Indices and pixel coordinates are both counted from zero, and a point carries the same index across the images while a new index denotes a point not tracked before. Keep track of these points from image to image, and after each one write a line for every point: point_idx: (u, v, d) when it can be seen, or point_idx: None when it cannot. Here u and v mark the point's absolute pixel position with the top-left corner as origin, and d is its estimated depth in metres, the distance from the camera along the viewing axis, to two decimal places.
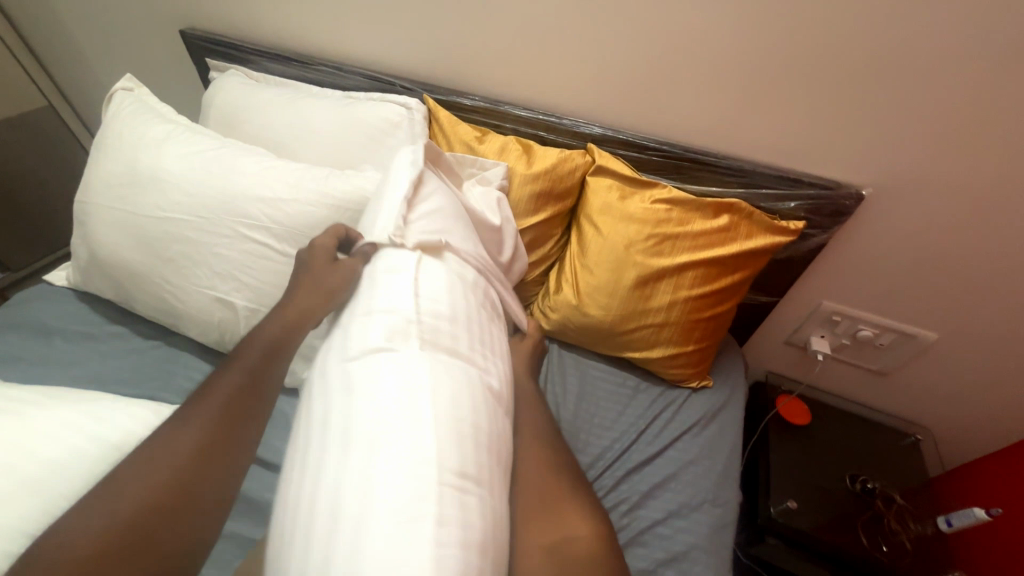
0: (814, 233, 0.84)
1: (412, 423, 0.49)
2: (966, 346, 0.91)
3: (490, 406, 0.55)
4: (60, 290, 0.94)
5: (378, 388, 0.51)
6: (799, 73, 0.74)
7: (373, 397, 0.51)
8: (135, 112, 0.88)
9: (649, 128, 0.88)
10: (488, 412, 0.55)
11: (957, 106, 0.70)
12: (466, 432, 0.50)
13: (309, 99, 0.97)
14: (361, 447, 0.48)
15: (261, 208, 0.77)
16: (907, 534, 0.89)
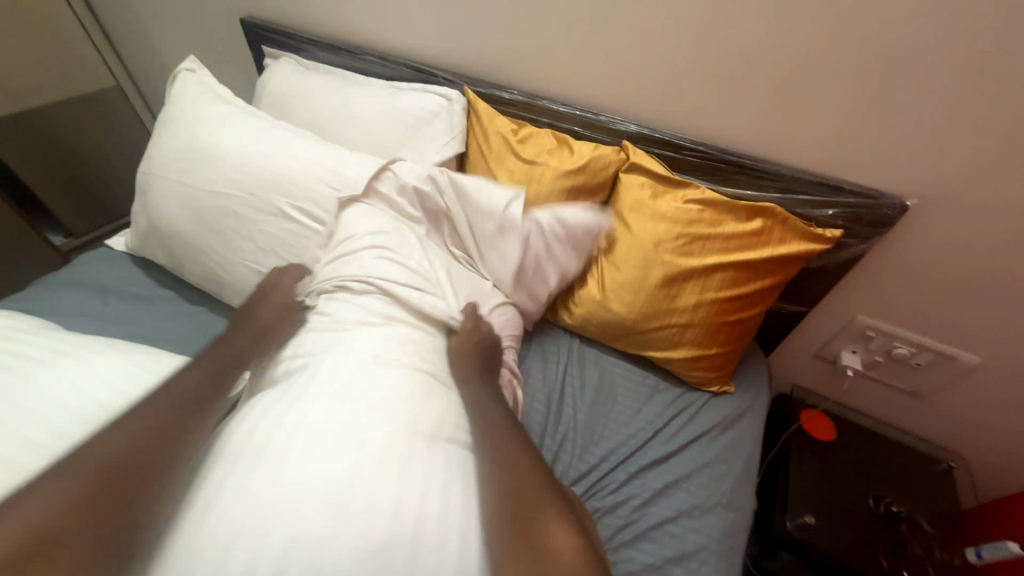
0: (852, 242, 0.82)
1: (399, 404, 0.55)
2: (1010, 371, 0.86)
3: (427, 419, 0.55)
4: (118, 254, 1.01)
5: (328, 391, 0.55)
6: (843, 76, 0.73)
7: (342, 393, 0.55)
8: (196, 92, 0.94)
9: (685, 128, 0.88)
10: (424, 425, 0.55)
11: (1015, 115, 0.67)
12: (388, 448, 0.50)
13: (355, 87, 1.01)
14: (346, 406, 0.53)
15: (303, 186, 0.81)
16: (931, 561, 0.86)
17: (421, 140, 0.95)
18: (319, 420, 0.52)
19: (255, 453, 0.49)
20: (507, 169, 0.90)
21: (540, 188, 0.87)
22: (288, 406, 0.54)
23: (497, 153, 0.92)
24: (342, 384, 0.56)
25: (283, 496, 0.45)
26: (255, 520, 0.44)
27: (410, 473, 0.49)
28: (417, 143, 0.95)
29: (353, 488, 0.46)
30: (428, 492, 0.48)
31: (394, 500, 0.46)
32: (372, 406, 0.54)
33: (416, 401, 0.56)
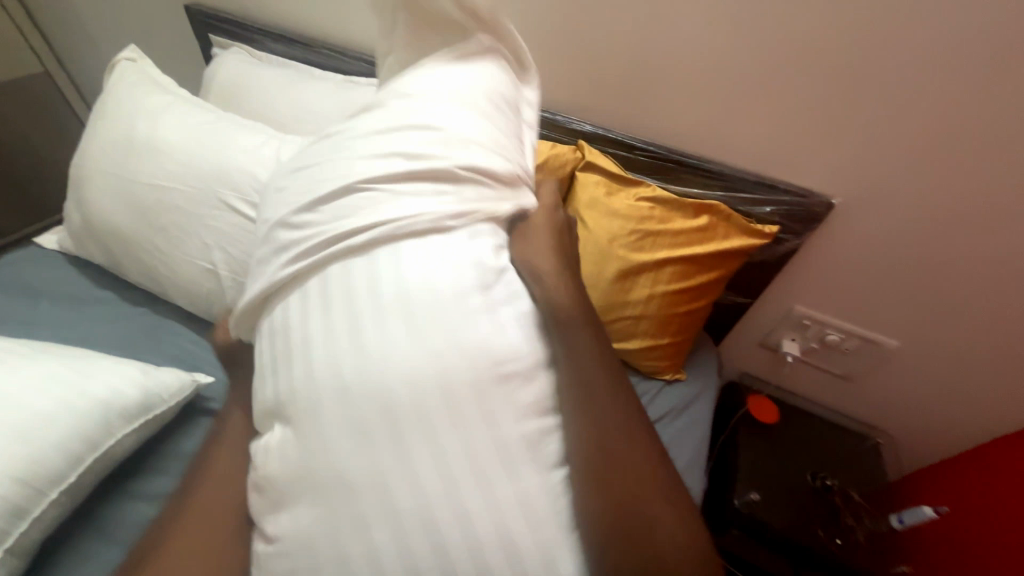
0: (787, 238, 0.88)
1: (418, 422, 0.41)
2: (924, 354, 0.96)
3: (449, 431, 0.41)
4: (50, 253, 0.94)
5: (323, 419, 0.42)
6: (778, 84, 0.78)
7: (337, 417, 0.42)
8: (136, 82, 0.89)
9: (637, 130, 0.92)
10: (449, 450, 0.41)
11: (925, 125, 0.74)
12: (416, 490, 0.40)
13: (310, 80, 0.99)
14: (359, 405, 0.41)
15: (251, 182, 0.78)
16: (861, 529, 0.94)
17: None
18: (335, 434, 0.41)
19: (282, 470, 0.44)
20: None
21: None
22: (297, 408, 0.44)
23: None
24: (347, 374, 0.43)
25: (320, 522, 0.41)
26: (299, 541, 0.42)
27: (454, 477, 0.41)
28: None
29: (385, 517, 0.40)
30: (474, 500, 0.41)
31: (443, 519, 0.40)
32: (388, 401, 0.41)
33: (436, 380, 0.42)
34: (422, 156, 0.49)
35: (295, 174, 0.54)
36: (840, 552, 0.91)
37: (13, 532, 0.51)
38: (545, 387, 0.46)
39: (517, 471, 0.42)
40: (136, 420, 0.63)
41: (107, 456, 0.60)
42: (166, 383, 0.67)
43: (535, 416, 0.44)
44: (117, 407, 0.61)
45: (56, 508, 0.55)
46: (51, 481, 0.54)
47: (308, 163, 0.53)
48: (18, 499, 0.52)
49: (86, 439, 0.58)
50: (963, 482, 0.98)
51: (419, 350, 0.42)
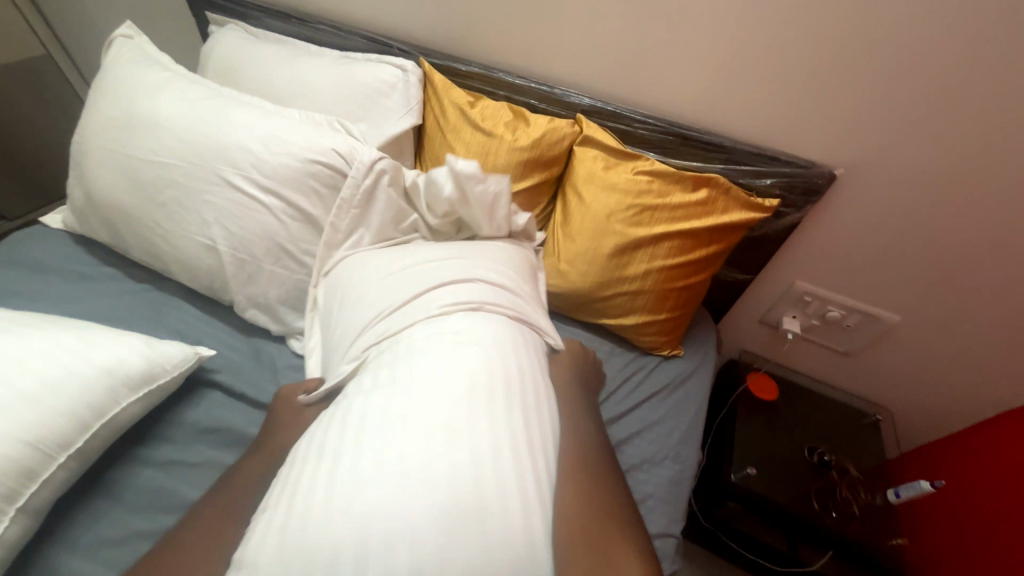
0: (788, 211, 0.87)
1: (439, 420, 0.52)
2: (926, 329, 0.95)
3: (465, 420, 0.52)
4: (57, 232, 0.96)
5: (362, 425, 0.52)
6: (779, 51, 0.77)
7: (376, 421, 0.52)
8: (133, 58, 0.89)
9: (636, 102, 0.90)
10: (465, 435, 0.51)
11: (929, 91, 0.72)
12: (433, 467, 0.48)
13: (307, 56, 0.99)
14: (411, 442, 0.49)
15: (251, 158, 0.79)
16: (857, 502, 0.94)
17: (376, 112, 0.94)
18: (386, 458, 0.48)
19: (321, 480, 0.48)
20: (465, 141, 0.90)
21: (497, 161, 0.88)
22: (350, 443, 0.51)
23: (453, 124, 0.92)
24: (403, 420, 0.52)
25: (349, 523, 0.44)
26: (315, 542, 0.44)
27: (484, 492, 0.47)
28: (372, 117, 0.94)
29: (418, 519, 0.44)
30: (497, 513, 0.47)
31: (467, 526, 0.45)
32: (440, 437, 0.50)
33: (484, 428, 0.52)
34: (448, 275, 0.73)
35: (361, 301, 0.72)
36: (835, 524, 0.92)
37: (24, 491, 0.53)
38: (548, 435, 0.58)
39: (532, 496, 0.50)
40: (140, 390, 0.65)
41: (113, 423, 0.62)
42: (169, 355, 0.69)
43: (549, 470, 0.54)
44: (122, 376, 0.63)
45: (64, 471, 0.57)
46: (59, 444, 0.56)
47: (367, 295, 0.73)
48: (28, 460, 0.54)
49: (92, 406, 0.59)
50: (961, 459, 0.98)
51: (469, 407, 0.53)
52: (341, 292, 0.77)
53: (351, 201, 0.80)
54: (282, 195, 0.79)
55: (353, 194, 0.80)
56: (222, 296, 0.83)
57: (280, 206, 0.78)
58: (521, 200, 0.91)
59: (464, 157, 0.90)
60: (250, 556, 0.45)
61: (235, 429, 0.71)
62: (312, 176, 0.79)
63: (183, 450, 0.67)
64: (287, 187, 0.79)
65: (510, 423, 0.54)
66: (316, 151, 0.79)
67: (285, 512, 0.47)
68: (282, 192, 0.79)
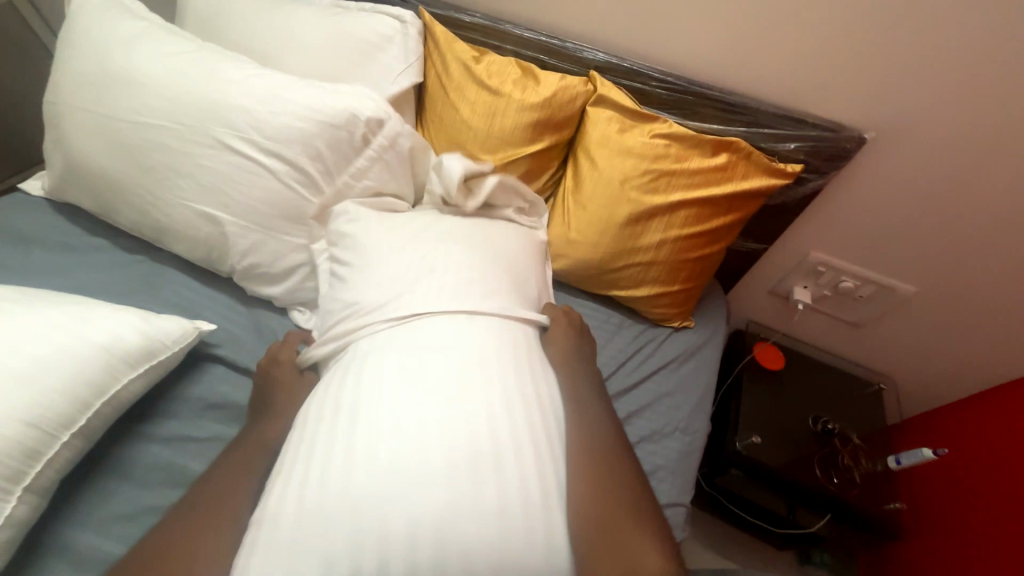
0: (810, 178, 0.83)
1: (461, 401, 0.52)
2: (941, 300, 0.93)
3: (489, 404, 0.52)
4: (38, 200, 0.90)
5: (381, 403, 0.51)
6: (814, 1, 0.70)
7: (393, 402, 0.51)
8: (104, 6, 0.81)
9: (654, 58, 0.84)
10: (489, 417, 0.51)
11: (976, 46, 0.67)
12: (456, 453, 0.47)
13: (294, 5, 0.90)
14: (430, 419, 0.50)
15: (242, 117, 0.73)
16: (858, 469, 0.96)
17: (373, 68, 0.87)
18: (398, 420, 0.50)
19: (332, 447, 0.49)
20: (470, 101, 0.84)
21: (505, 122, 0.82)
22: (359, 416, 0.51)
23: (457, 82, 0.85)
24: (418, 383, 0.53)
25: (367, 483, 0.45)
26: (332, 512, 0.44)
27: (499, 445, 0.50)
28: (368, 72, 0.87)
29: (440, 480, 0.46)
30: (517, 477, 0.48)
31: (489, 488, 0.46)
32: (455, 397, 0.52)
33: (497, 386, 0.54)
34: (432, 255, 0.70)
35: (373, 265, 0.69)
36: (836, 490, 0.94)
37: (29, 472, 0.52)
38: None
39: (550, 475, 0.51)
40: (140, 366, 0.62)
41: (115, 401, 0.60)
42: (168, 331, 0.66)
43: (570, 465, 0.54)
44: (118, 352, 0.60)
45: (68, 450, 0.56)
46: (60, 424, 0.55)
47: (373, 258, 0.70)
48: (28, 440, 0.52)
49: (92, 384, 0.57)
50: (963, 427, 1.00)
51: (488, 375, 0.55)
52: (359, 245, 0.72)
53: (363, 173, 0.78)
54: (278, 157, 0.74)
55: (365, 167, 0.78)
56: (219, 267, 0.79)
57: (277, 169, 0.74)
58: (530, 165, 0.86)
59: (469, 118, 0.84)
60: (270, 523, 0.45)
61: (242, 405, 0.69)
62: (309, 135, 0.73)
63: (189, 427, 0.66)
64: (282, 151, 0.73)
65: (519, 383, 0.56)
66: (312, 109, 0.73)
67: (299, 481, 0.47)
68: (280, 154, 0.74)
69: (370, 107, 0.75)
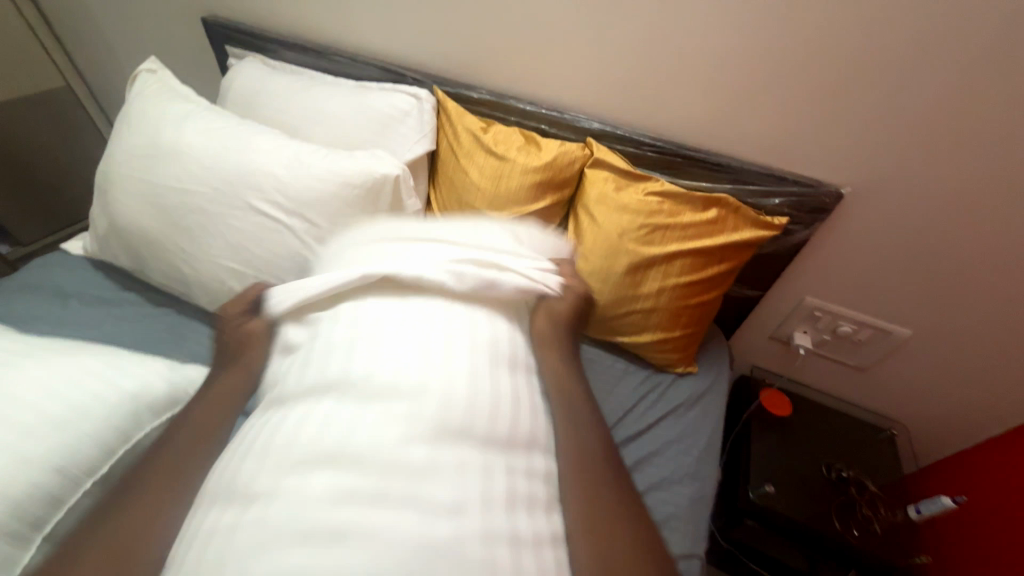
0: (797, 229, 0.89)
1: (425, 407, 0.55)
2: (938, 343, 0.96)
3: (453, 421, 0.55)
4: (77, 258, 0.97)
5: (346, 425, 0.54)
6: (783, 78, 0.80)
7: (359, 424, 0.54)
8: (158, 91, 0.93)
9: (645, 126, 0.93)
10: (448, 436, 0.54)
11: (931, 114, 0.75)
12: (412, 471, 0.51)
13: (323, 86, 1.02)
14: (386, 439, 0.52)
15: (273, 183, 0.81)
16: (879, 520, 0.93)
17: (391, 137, 0.97)
18: (359, 439, 0.52)
19: (292, 457, 0.52)
20: (478, 165, 0.92)
21: (510, 184, 0.90)
22: (314, 438, 0.53)
23: (467, 149, 0.94)
24: (382, 415, 0.54)
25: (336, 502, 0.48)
26: (281, 529, 0.46)
27: (468, 482, 0.51)
28: (387, 142, 0.97)
29: (389, 522, 0.47)
30: (473, 510, 0.50)
31: (444, 511, 0.49)
32: (420, 419, 0.54)
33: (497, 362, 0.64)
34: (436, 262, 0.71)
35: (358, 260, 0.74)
36: (857, 542, 0.90)
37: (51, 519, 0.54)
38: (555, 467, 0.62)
39: (510, 501, 0.53)
40: (163, 414, 0.65)
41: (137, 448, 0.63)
42: (191, 378, 0.69)
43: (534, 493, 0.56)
44: (144, 399, 0.63)
45: (90, 498, 0.58)
46: (85, 471, 0.57)
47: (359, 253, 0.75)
48: (55, 487, 0.54)
49: (117, 432, 0.60)
50: (979, 473, 0.98)
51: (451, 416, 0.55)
52: (376, 225, 0.79)
53: None
54: (302, 217, 0.81)
55: None
56: None
57: (302, 228, 0.80)
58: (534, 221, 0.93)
59: (478, 180, 0.92)
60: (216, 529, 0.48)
61: None
62: (333, 197, 0.81)
63: None
64: (307, 212, 0.81)
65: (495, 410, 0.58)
66: (336, 173, 0.81)
67: (252, 482, 0.51)
68: (305, 214, 0.81)
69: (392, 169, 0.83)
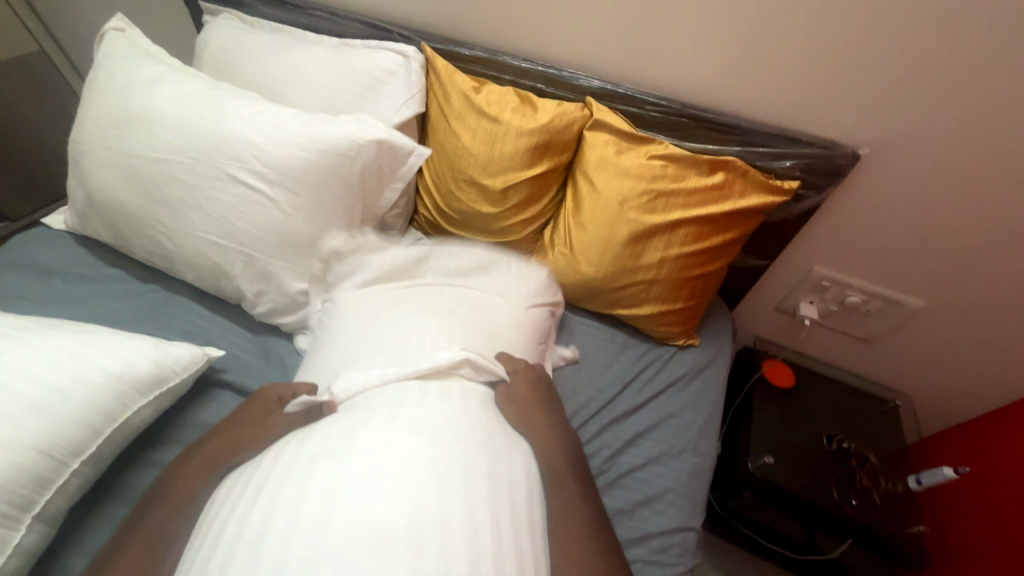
0: (809, 194, 0.84)
1: (422, 447, 0.54)
2: (950, 314, 0.92)
3: (451, 454, 0.54)
4: (59, 233, 0.94)
5: (339, 470, 0.51)
6: (803, 27, 0.72)
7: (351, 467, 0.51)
8: (126, 52, 0.86)
9: (648, 85, 0.87)
10: (447, 466, 0.53)
11: (964, 65, 0.68)
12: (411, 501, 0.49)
13: (303, 44, 0.95)
14: (381, 481, 0.50)
15: (252, 151, 0.76)
16: (878, 491, 0.93)
17: (377, 101, 0.91)
18: (353, 479, 0.50)
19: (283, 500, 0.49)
20: (470, 129, 0.87)
21: (504, 148, 0.85)
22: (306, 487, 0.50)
23: (459, 111, 0.88)
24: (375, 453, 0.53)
25: (302, 506, 0.48)
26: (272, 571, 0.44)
27: (464, 502, 0.51)
28: (373, 105, 0.91)
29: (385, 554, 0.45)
30: (471, 530, 0.49)
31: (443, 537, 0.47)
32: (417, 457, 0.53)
33: (476, 398, 0.64)
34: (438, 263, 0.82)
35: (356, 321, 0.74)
36: (855, 513, 0.91)
37: (39, 499, 0.53)
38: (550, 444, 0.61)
39: (509, 519, 0.52)
40: (149, 393, 0.63)
41: (124, 428, 0.62)
42: (179, 357, 0.67)
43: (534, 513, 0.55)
44: (130, 380, 0.62)
45: (78, 478, 0.57)
46: (71, 451, 0.56)
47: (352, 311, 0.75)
48: (41, 469, 0.53)
49: (101, 412, 0.59)
50: (981, 445, 0.97)
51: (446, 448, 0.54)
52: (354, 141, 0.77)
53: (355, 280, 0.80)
54: (284, 188, 0.77)
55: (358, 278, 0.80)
56: (228, 292, 0.82)
57: (284, 199, 0.76)
58: (530, 190, 0.88)
59: (470, 145, 0.87)
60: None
61: None
62: (317, 164, 0.76)
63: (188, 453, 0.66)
64: (289, 182, 0.76)
65: (490, 449, 0.57)
66: (318, 138, 0.76)
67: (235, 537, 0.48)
68: (287, 185, 0.76)
69: (375, 130, 0.78)
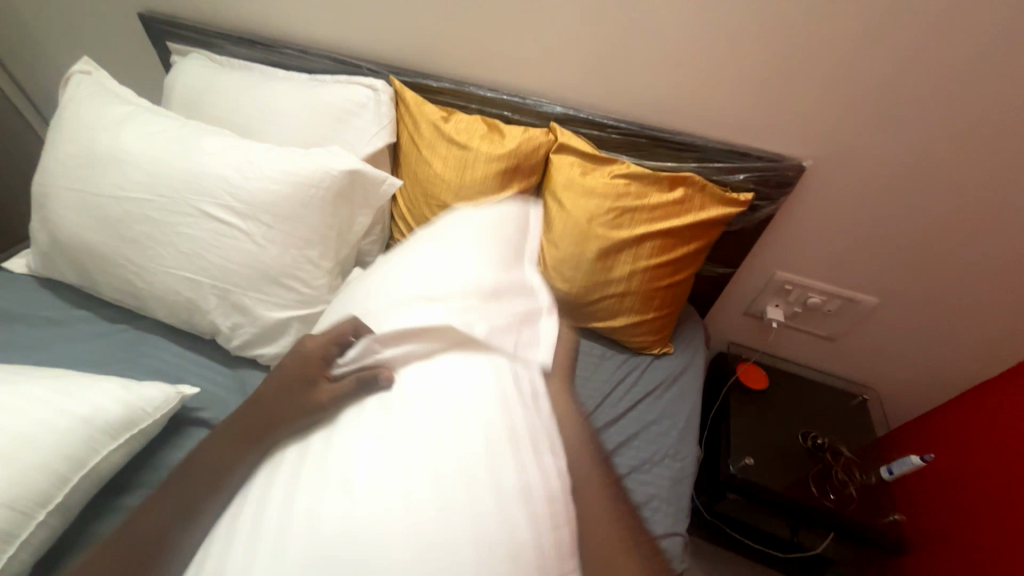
0: (763, 204, 0.90)
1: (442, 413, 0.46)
2: (903, 308, 0.98)
3: (473, 411, 0.46)
4: (21, 277, 0.92)
5: (356, 447, 0.45)
6: (742, 53, 0.79)
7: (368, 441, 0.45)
8: (92, 94, 0.87)
9: (608, 109, 0.92)
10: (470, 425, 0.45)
11: (884, 82, 0.76)
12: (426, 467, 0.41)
13: (272, 82, 0.97)
14: (397, 452, 0.43)
15: (224, 186, 0.77)
16: (854, 484, 0.96)
17: (349, 133, 0.93)
18: (368, 452, 0.44)
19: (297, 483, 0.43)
20: (441, 156, 0.90)
21: (475, 173, 0.87)
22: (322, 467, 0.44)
23: (429, 140, 0.92)
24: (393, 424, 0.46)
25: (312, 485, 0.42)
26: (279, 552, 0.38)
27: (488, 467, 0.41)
28: (345, 137, 0.93)
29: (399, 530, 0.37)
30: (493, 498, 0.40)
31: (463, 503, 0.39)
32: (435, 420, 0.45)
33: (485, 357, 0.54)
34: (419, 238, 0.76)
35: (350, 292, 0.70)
36: (834, 506, 0.93)
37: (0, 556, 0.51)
38: None
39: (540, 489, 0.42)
40: (120, 436, 0.62)
41: (93, 474, 0.59)
42: (150, 397, 0.65)
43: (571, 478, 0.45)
44: (99, 423, 0.60)
45: (45, 530, 0.55)
46: (36, 502, 0.54)
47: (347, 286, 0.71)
48: (4, 523, 0.51)
49: (69, 459, 0.57)
50: (946, 434, 1.02)
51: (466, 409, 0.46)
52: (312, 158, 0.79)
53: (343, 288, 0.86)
54: (257, 221, 0.77)
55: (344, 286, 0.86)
56: (202, 328, 0.81)
57: (259, 233, 0.77)
58: None
59: (442, 171, 0.90)
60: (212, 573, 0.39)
61: None
62: (290, 196, 0.77)
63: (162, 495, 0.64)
64: (264, 214, 0.77)
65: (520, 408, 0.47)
66: (291, 171, 0.78)
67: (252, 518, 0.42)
68: (260, 218, 0.77)
69: (343, 160, 0.80)
